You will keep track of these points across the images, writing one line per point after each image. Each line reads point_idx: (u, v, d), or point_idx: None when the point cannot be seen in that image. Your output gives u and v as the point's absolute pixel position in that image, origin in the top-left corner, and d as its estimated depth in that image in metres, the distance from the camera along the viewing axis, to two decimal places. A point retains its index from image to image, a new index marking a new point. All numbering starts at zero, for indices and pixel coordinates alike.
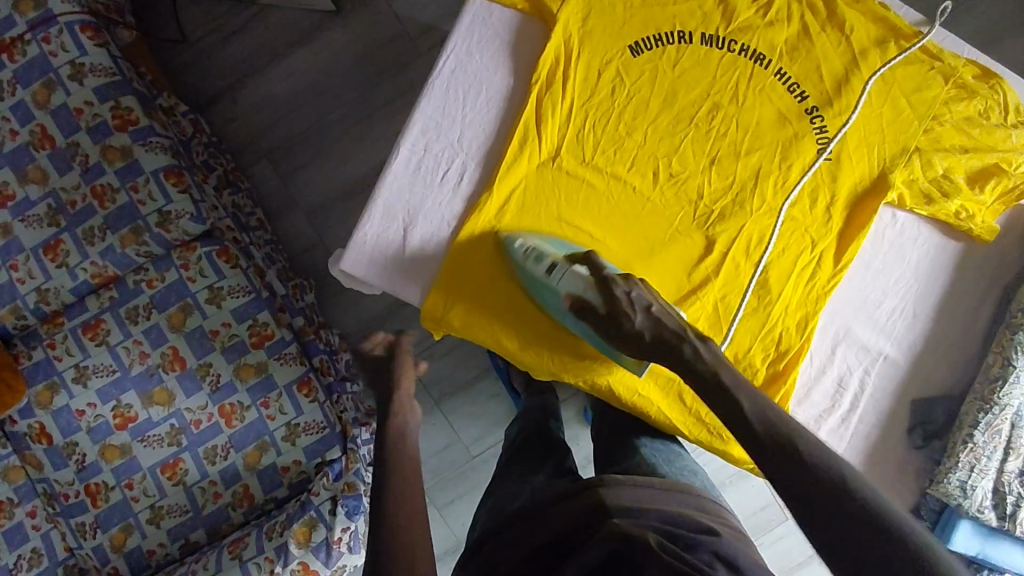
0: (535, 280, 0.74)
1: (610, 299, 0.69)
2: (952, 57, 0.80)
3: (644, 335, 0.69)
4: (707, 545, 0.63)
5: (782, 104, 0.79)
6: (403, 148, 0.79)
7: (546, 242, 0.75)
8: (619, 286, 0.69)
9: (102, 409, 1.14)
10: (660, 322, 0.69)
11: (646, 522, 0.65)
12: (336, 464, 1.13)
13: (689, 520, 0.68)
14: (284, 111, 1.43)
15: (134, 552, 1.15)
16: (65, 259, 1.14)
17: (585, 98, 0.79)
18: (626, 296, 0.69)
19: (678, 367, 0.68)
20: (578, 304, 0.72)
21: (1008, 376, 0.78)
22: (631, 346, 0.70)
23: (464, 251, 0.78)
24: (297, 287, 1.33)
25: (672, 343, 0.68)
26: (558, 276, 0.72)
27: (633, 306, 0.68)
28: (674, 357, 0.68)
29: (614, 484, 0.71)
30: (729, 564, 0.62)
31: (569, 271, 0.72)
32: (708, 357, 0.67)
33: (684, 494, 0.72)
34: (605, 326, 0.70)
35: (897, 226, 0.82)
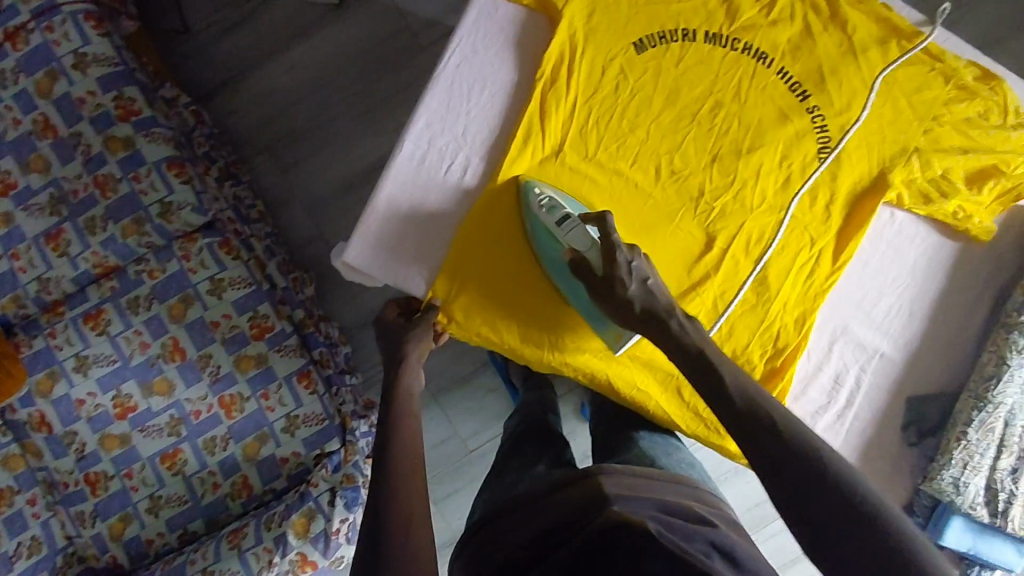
0: (547, 230, 0.75)
1: (611, 261, 0.68)
2: (953, 58, 0.80)
3: (634, 305, 0.69)
4: (703, 536, 0.65)
5: (784, 103, 0.80)
6: (408, 141, 0.80)
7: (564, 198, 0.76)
8: (623, 254, 0.69)
9: (101, 398, 1.14)
10: (650, 295, 0.69)
11: (644, 509, 0.67)
12: (335, 456, 1.15)
13: (684, 510, 0.70)
14: (287, 104, 1.43)
15: (133, 541, 1.15)
16: (67, 248, 1.14)
17: (589, 94, 0.79)
18: (626, 263, 0.68)
19: (665, 341, 0.68)
20: (575, 258, 0.71)
21: (1003, 375, 0.80)
22: (620, 314, 0.70)
23: (469, 240, 0.79)
24: (298, 279, 1.31)
25: (660, 317, 0.68)
26: (568, 230, 0.73)
27: (630, 275, 0.68)
28: (661, 331, 0.68)
29: (609, 473, 0.73)
30: (724, 554, 0.64)
31: (580, 226, 0.72)
32: (692, 332, 0.67)
33: (675, 484, 0.75)
34: (602, 291, 0.70)
35: (895, 225, 0.83)
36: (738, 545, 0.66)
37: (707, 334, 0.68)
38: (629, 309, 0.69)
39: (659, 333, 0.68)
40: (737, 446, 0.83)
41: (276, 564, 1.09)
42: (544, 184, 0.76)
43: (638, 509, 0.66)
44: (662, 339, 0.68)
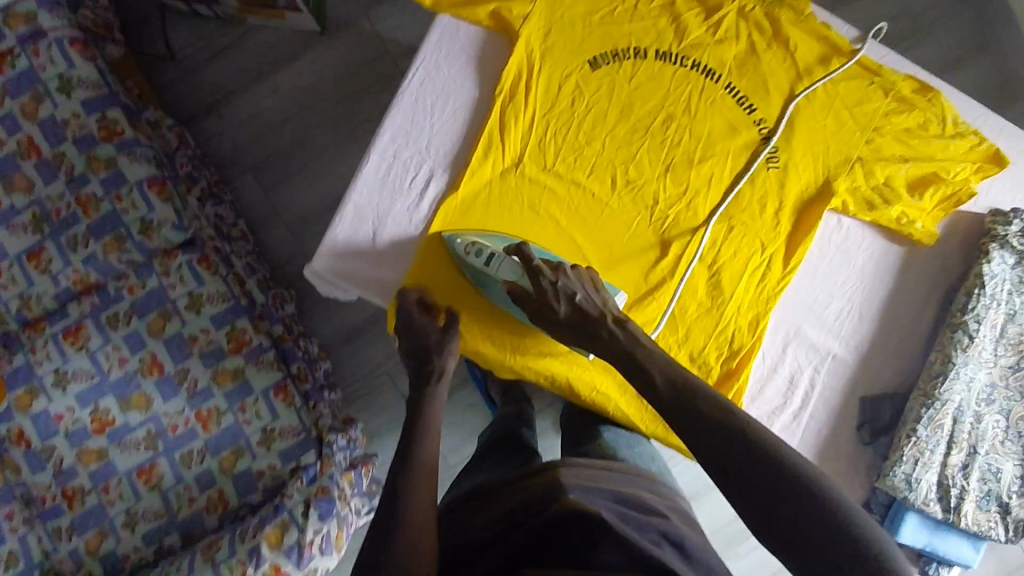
0: (478, 272, 0.78)
1: (538, 288, 0.74)
2: (890, 72, 0.86)
3: (567, 321, 0.74)
4: (655, 526, 0.67)
5: (731, 116, 0.85)
6: (374, 154, 0.83)
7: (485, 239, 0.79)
8: (546, 278, 0.74)
9: (79, 413, 1.16)
10: (582, 308, 0.73)
11: (597, 498, 0.69)
12: (310, 469, 1.16)
13: (638, 502, 0.72)
14: (269, 127, 1.47)
15: (109, 556, 1.15)
16: (48, 265, 1.17)
17: (546, 109, 0.83)
18: (552, 286, 0.73)
19: (597, 345, 0.73)
20: (511, 289, 0.75)
21: (949, 373, 0.82)
22: (557, 331, 0.75)
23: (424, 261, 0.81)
24: (276, 296, 1.34)
25: (593, 326, 0.73)
26: (497, 266, 0.77)
27: (557, 296, 0.73)
28: (595, 340, 0.73)
29: (571, 465, 0.75)
30: (674, 543, 0.67)
31: (506, 260, 0.76)
32: (623, 336, 0.71)
33: (637, 477, 0.77)
34: (534, 313, 0.75)
35: (842, 231, 0.87)
36: (688, 536, 0.69)
37: (638, 338, 0.71)
38: (563, 322, 0.74)
39: (593, 343, 0.73)
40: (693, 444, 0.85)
41: None
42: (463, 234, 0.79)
43: (594, 500, 0.69)
44: (596, 347, 0.73)
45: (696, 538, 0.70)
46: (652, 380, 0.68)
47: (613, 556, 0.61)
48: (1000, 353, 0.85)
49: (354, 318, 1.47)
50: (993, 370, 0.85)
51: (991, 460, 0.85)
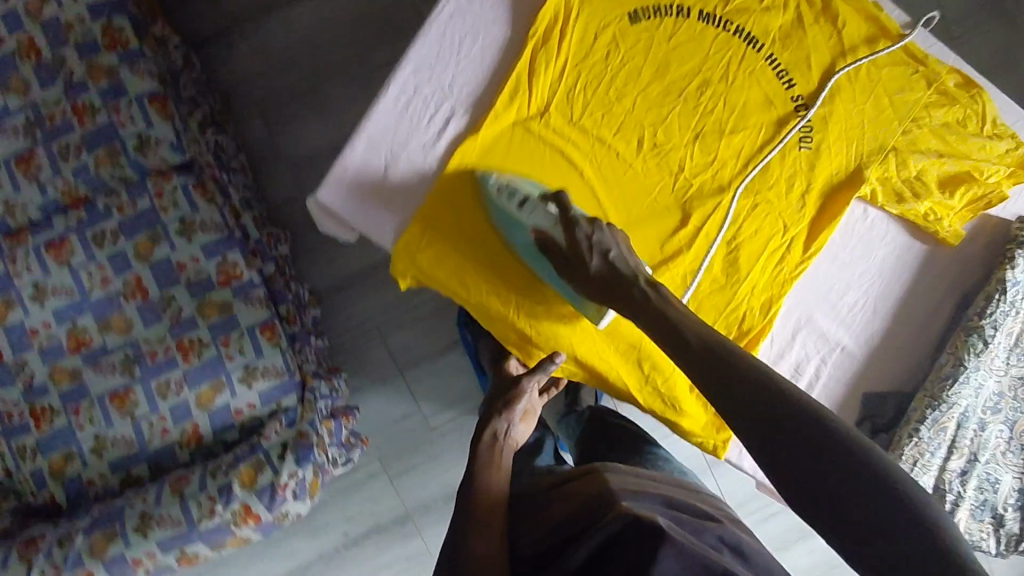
0: (507, 217, 0.75)
1: (573, 240, 0.72)
2: (936, 63, 0.82)
3: (598, 279, 0.71)
4: (713, 531, 0.73)
5: (770, 88, 0.81)
6: (393, 84, 0.79)
7: (521, 181, 0.76)
8: (582, 229, 0.72)
9: (56, 330, 1.12)
10: (615, 266, 0.71)
11: (652, 504, 0.75)
12: (291, 412, 1.15)
13: (690, 507, 0.78)
14: (280, 61, 1.41)
15: (73, 480, 1.12)
16: (37, 173, 1.12)
17: (579, 59, 0.79)
18: (587, 238, 0.71)
19: (627, 304, 0.70)
20: (543, 239, 0.74)
21: (958, 376, 0.80)
22: (586, 287, 0.72)
23: (447, 183, 0.78)
24: (271, 235, 1.30)
25: (625, 283, 0.70)
26: (530, 212, 0.74)
27: (591, 251, 0.71)
28: (625, 298, 0.70)
29: (619, 471, 0.82)
30: (732, 547, 0.72)
31: (540, 208, 0.74)
32: (655, 297, 0.69)
33: (678, 487, 0.85)
34: (566, 267, 0.73)
35: (867, 221, 0.84)
36: (742, 539, 0.74)
37: (668, 299, 0.69)
38: (594, 278, 0.71)
39: (621, 301, 0.71)
40: (693, 422, 0.82)
41: (217, 513, 1.06)
42: (501, 175, 0.76)
43: (648, 503, 0.75)
44: (624, 306, 0.70)
45: (749, 539, 0.76)
46: (684, 339, 0.65)
47: (671, 565, 0.62)
48: (1012, 363, 0.83)
49: (347, 268, 1.44)
50: (1003, 379, 0.83)
51: (989, 468, 0.84)
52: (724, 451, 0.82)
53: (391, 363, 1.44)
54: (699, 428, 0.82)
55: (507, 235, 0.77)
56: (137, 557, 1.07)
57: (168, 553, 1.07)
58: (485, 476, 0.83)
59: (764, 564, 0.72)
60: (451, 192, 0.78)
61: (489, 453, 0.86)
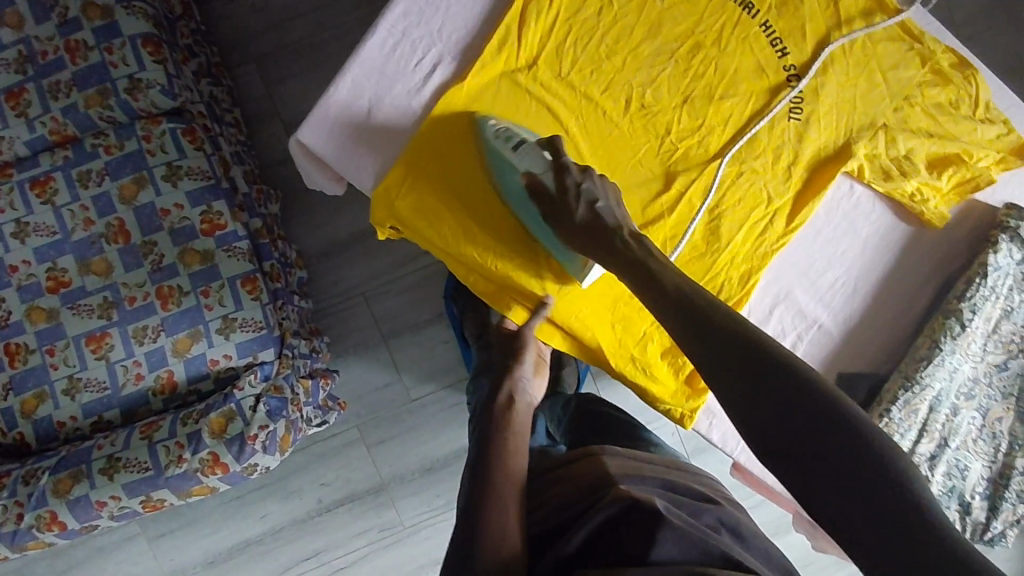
0: (499, 158, 0.75)
1: (562, 185, 0.72)
2: (932, 41, 0.81)
3: (584, 226, 0.72)
4: (712, 512, 0.73)
5: (763, 56, 0.80)
6: (382, 27, 0.78)
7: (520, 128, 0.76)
8: (573, 175, 0.72)
9: (36, 269, 1.12)
10: (600, 216, 0.72)
11: (651, 488, 0.76)
12: (266, 366, 1.12)
13: (689, 489, 0.78)
14: (281, 19, 1.40)
15: (43, 421, 1.11)
16: (26, 109, 1.11)
17: (571, 13, 0.79)
18: (575, 185, 0.72)
19: (608, 253, 0.70)
20: (532, 183, 0.73)
21: (933, 358, 0.79)
22: (570, 233, 0.73)
23: (433, 125, 0.77)
24: (261, 192, 1.29)
25: (608, 233, 0.71)
26: (524, 155, 0.74)
27: (578, 199, 0.72)
28: (605, 247, 0.71)
29: (615, 454, 0.82)
30: (730, 528, 0.73)
31: (534, 151, 0.74)
32: (637, 246, 0.69)
33: (680, 470, 0.84)
34: (553, 212, 0.73)
35: (852, 199, 0.83)
36: (741, 520, 0.74)
37: (653, 252, 0.69)
38: (579, 226, 0.72)
39: (602, 249, 0.71)
40: (663, 388, 0.82)
41: (186, 460, 1.06)
42: (497, 120, 0.76)
43: (645, 487, 0.75)
44: (604, 254, 0.71)
45: (747, 520, 0.76)
46: (663, 289, 0.65)
47: (669, 548, 0.63)
48: (988, 350, 0.83)
49: (336, 232, 1.43)
50: (979, 365, 0.83)
51: (959, 454, 0.84)
52: (692, 420, 0.83)
53: (374, 331, 1.43)
54: (669, 394, 0.82)
55: (495, 176, 0.77)
56: (101, 499, 1.07)
57: (132, 497, 1.07)
58: (501, 443, 0.74)
59: (762, 547, 0.72)
60: (433, 134, 0.77)
61: (503, 415, 0.77)
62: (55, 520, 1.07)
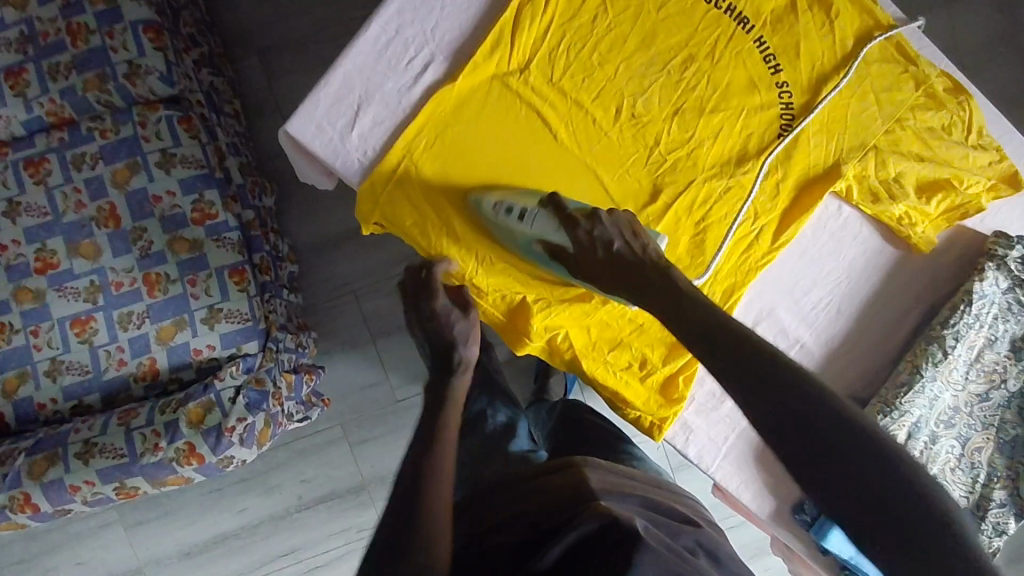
0: (508, 231, 0.75)
1: (576, 238, 0.71)
2: (927, 65, 0.81)
3: (616, 262, 0.69)
4: (690, 534, 0.71)
5: (755, 71, 0.80)
6: (376, 23, 0.78)
7: (512, 194, 0.76)
8: (582, 226, 0.71)
9: (25, 249, 1.12)
10: (622, 255, 0.69)
11: (630, 505, 0.73)
12: (250, 358, 1.12)
13: (667, 507, 0.76)
14: (286, 15, 1.41)
15: (23, 402, 1.11)
16: (24, 89, 1.11)
17: (565, 18, 0.78)
18: (587, 234, 0.70)
19: (644, 291, 0.67)
20: (550, 247, 0.73)
21: (914, 385, 0.78)
22: (606, 277, 0.70)
23: (441, 182, 0.78)
24: (255, 183, 1.27)
25: (642, 271, 0.68)
26: (531, 221, 0.73)
27: (596, 245, 0.70)
28: (641, 283, 0.67)
29: (596, 467, 0.79)
30: (708, 553, 0.70)
31: (538, 214, 0.73)
32: (676, 283, 0.66)
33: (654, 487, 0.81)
34: (577, 263, 0.72)
35: (840, 218, 0.83)
36: (718, 544, 0.73)
37: (690, 286, 0.65)
38: (608, 268, 0.70)
39: (641, 283, 0.67)
40: (635, 394, 0.82)
41: (161, 449, 1.05)
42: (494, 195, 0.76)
43: (626, 503, 0.72)
44: (640, 292, 0.67)
45: (724, 541, 0.74)
46: (686, 315, 0.63)
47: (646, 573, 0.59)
48: (970, 379, 0.82)
49: (330, 229, 1.43)
50: (960, 394, 0.83)
51: (937, 484, 0.83)
52: (662, 431, 0.82)
53: (363, 330, 1.43)
54: (640, 401, 0.82)
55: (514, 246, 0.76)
56: (75, 484, 1.06)
57: (107, 483, 1.06)
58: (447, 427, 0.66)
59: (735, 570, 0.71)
60: (442, 188, 0.78)
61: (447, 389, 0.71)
62: (28, 502, 1.06)
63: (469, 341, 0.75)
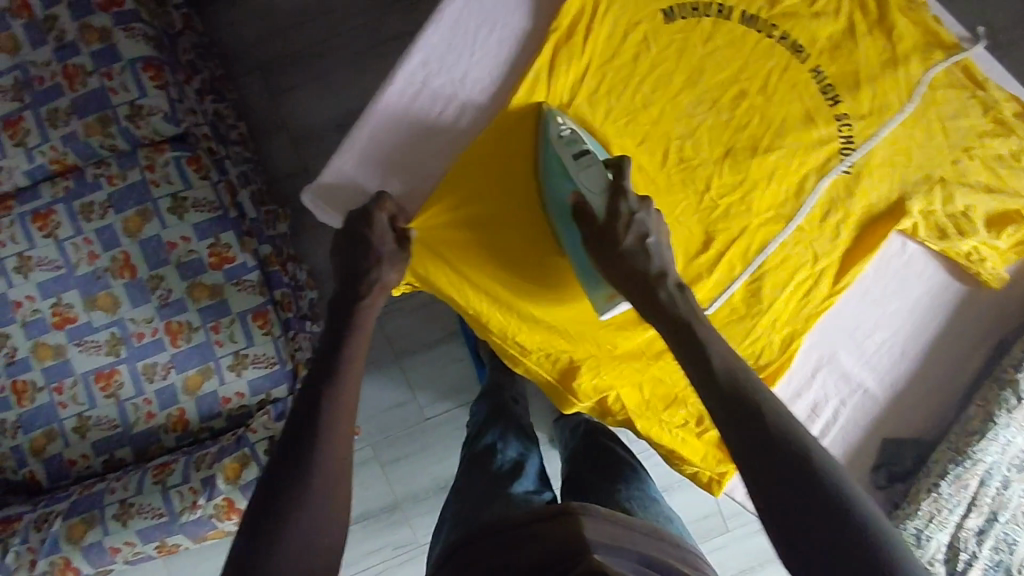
0: (557, 169, 0.69)
1: (612, 212, 0.65)
2: (995, 89, 0.75)
3: (627, 261, 0.64)
4: None
5: (812, 104, 0.73)
6: (401, 76, 0.72)
7: (584, 136, 0.69)
8: (626, 203, 0.65)
9: (40, 304, 1.07)
10: (633, 256, 0.64)
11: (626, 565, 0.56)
12: (279, 404, 1.09)
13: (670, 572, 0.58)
14: (288, 25, 1.31)
15: (53, 459, 1.09)
16: (24, 138, 1.05)
17: (605, 59, 0.72)
18: (627, 214, 0.64)
19: (649, 306, 0.63)
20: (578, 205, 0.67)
21: (987, 432, 0.74)
22: (614, 272, 0.65)
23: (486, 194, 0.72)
24: (270, 212, 1.19)
25: (653, 284, 0.63)
26: (583, 168, 0.67)
27: (627, 229, 0.64)
28: (648, 296, 0.63)
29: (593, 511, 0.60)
30: None
31: (592, 168, 0.66)
32: (682, 304, 0.62)
33: (665, 542, 0.62)
34: (595, 244, 0.65)
35: (905, 256, 0.78)
36: None
37: (699, 311, 0.61)
38: (622, 258, 0.64)
39: (644, 298, 0.64)
40: (692, 451, 0.78)
41: (200, 506, 1.03)
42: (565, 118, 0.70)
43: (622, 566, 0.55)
44: (645, 305, 0.64)
45: None
46: (708, 363, 0.57)
47: None
48: None
49: None
50: None
51: (1009, 529, 0.79)
52: (721, 486, 0.79)
53: (386, 349, 1.30)
54: (698, 457, 0.79)
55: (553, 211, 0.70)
56: (115, 545, 1.04)
57: (147, 543, 1.05)
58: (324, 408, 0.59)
59: None
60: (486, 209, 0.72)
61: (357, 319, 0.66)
62: (69, 567, 1.04)
63: (396, 263, 0.68)
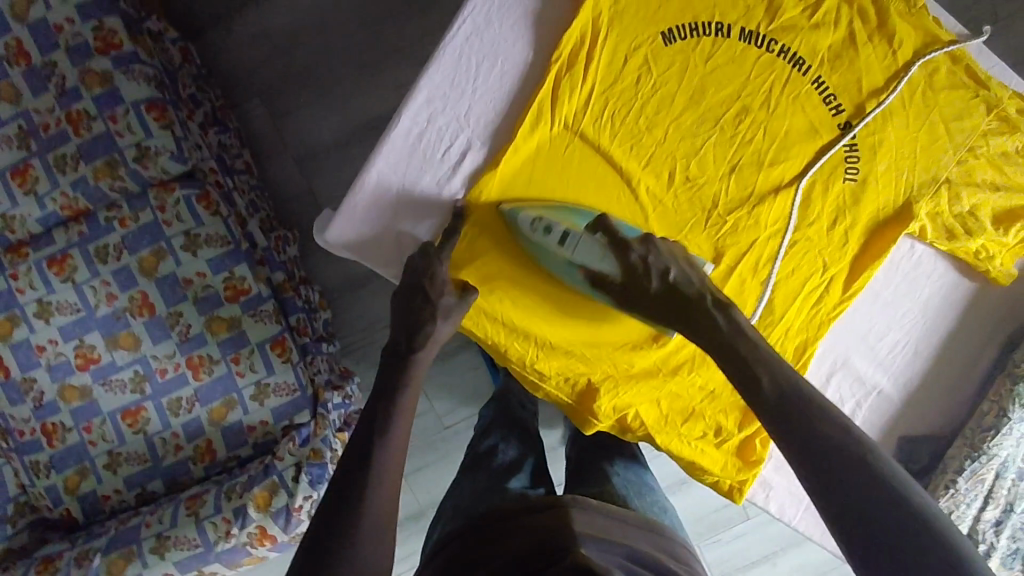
0: (543, 251, 0.71)
1: (626, 265, 0.69)
2: (998, 86, 0.74)
3: (660, 299, 0.70)
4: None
5: (815, 115, 0.74)
6: (405, 114, 0.72)
7: (554, 212, 0.71)
8: (636, 250, 0.69)
9: (63, 347, 1.09)
10: (677, 288, 0.69)
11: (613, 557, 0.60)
12: (303, 429, 1.10)
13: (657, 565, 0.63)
14: (283, 49, 1.30)
15: (88, 496, 1.11)
16: (34, 185, 1.06)
17: (607, 84, 0.72)
18: (641, 261, 0.69)
19: (692, 330, 0.69)
20: (594, 274, 0.70)
21: (1001, 428, 0.77)
22: (649, 312, 0.71)
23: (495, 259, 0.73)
24: (279, 238, 1.23)
25: (693, 308, 0.69)
26: (573, 246, 0.69)
27: (650, 274, 0.69)
28: (688, 325, 0.69)
29: (583, 507, 0.65)
30: None
31: (582, 239, 0.69)
32: (725, 325, 0.68)
33: (651, 534, 0.68)
34: (623, 292, 0.71)
35: (914, 257, 0.79)
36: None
37: (741, 327, 0.68)
38: (654, 299, 0.70)
39: (683, 323, 0.70)
40: (711, 461, 0.80)
41: (234, 535, 1.06)
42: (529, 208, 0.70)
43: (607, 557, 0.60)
44: (687, 329, 0.70)
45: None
46: (760, 391, 0.64)
47: None
48: None
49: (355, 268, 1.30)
50: None
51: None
52: (742, 494, 0.81)
53: None
54: (718, 467, 0.80)
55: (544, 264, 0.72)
56: None
57: (185, 572, 1.08)
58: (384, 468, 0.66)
59: None
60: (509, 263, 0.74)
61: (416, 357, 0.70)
62: None
63: (451, 316, 0.70)
